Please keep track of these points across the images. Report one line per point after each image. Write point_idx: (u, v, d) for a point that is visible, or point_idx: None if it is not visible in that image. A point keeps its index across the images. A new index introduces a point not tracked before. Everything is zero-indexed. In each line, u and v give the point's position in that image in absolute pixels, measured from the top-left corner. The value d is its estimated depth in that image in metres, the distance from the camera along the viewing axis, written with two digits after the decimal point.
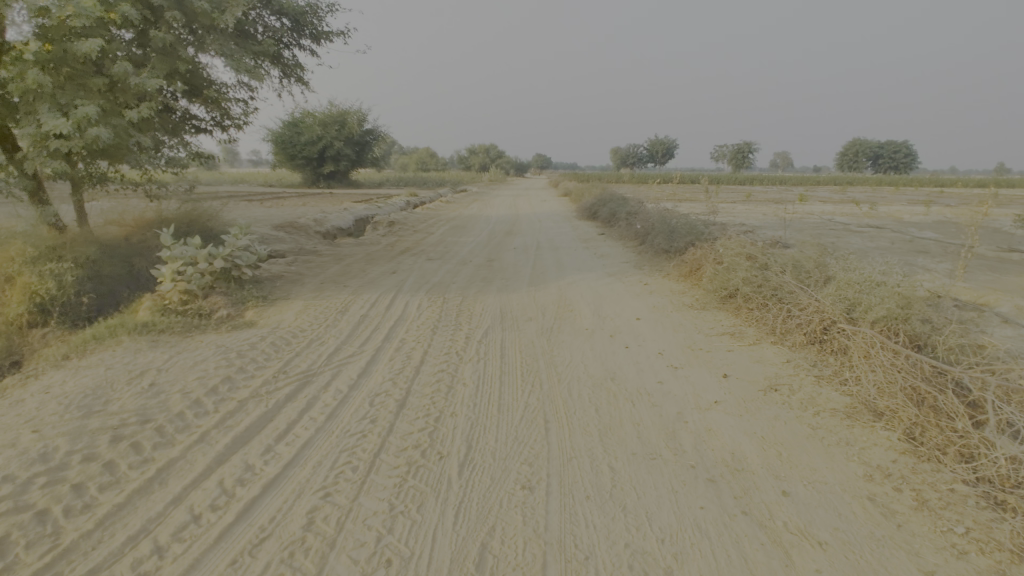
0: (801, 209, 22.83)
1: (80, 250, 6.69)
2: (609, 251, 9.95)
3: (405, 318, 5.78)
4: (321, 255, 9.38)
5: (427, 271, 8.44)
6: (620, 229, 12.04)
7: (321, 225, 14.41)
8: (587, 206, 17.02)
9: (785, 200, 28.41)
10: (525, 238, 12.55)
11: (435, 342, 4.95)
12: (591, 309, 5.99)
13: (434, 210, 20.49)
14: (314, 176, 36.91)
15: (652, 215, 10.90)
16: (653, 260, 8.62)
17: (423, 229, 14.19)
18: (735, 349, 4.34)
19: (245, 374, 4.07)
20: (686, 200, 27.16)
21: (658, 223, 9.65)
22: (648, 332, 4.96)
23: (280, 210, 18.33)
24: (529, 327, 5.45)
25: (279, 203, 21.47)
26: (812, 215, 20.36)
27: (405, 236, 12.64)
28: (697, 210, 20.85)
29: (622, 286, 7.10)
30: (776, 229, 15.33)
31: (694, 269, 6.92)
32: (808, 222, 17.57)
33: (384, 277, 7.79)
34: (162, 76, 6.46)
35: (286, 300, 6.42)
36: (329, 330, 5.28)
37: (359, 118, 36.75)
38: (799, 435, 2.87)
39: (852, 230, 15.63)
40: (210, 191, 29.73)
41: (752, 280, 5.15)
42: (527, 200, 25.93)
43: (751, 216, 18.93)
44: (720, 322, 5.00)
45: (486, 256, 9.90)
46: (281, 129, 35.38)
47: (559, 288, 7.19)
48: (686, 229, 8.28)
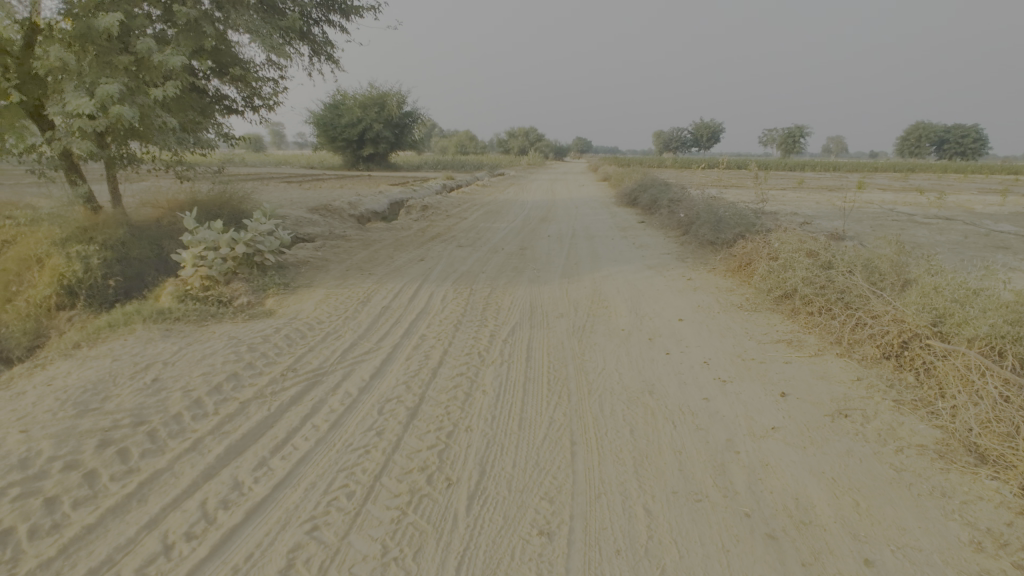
0: (859, 198, 21.39)
1: (110, 232, 6.64)
2: (649, 241, 9.37)
3: (428, 311, 5.45)
4: (350, 240, 9.18)
5: (456, 259, 8.10)
6: (661, 217, 11.39)
7: (355, 208, 14.28)
8: (626, 192, 16.33)
9: (840, 188, 26.75)
10: (561, 225, 12.06)
11: (456, 339, 4.60)
12: (628, 306, 5.51)
13: (469, 194, 20.16)
14: (353, 159, 37.14)
15: (696, 203, 10.22)
16: (696, 251, 8.03)
17: (457, 213, 13.87)
18: (793, 360, 3.82)
19: (253, 371, 3.83)
20: (732, 187, 25.91)
21: (703, 212, 9.01)
22: (692, 336, 4.47)
23: (317, 192, 18.37)
24: (559, 326, 5.04)
25: (318, 185, 21.57)
26: (870, 203, 18.99)
27: (438, 221, 12.35)
28: (744, 197, 19.78)
29: (663, 280, 6.58)
30: (831, 219, 14.30)
31: (743, 264, 6.33)
32: (867, 212, 16.36)
33: (412, 265, 7.50)
34: (187, 54, 6.26)
35: (309, 287, 6.21)
36: (348, 322, 5.01)
37: (398, 100, 36.62)
38: (880, 480, 2.40)
39: (917, 221, 14.44)
40: (253, 172, 30.24)
41: (813, 280, 4.59)
42: (565, 185, 25.28)
43: (803, 205, 17.80)
44: (775, 327, 4.46)
45: (519, 244, 9.48)
46: (322, 111, 35.62)
47: (594, 281, 6.72)
48: (734, 220, 7.65)
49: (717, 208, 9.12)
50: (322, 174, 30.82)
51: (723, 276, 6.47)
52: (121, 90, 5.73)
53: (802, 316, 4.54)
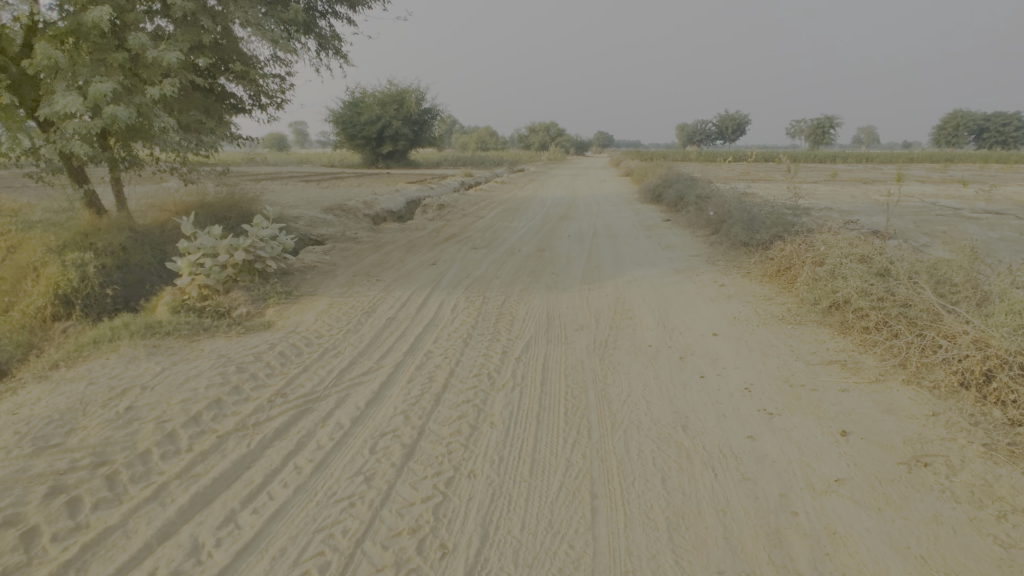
0: (896, 191, 20.36)
1: (111, 237, 6.41)
2: (675, 242, 8.81)
3: (436, 323, 5.05)
4: (362, 242, 8.85)
5: (470, 262, 7.70)
6: (688, 215, 10.80)
7: (370, 208, 13.99)
8: (650, 187, 15.69)
9: (875, 181, 25.55)
10: (581, 224, 11.55)
11: (465, 356, 4.19)
12: (655, 318, 5.03)
13: (488, 191, 19.77)
14: (373, 156, 37.06)
15: (727, 200, 9.62)
16: (728, 253, 7.46)
17: (473, 212, 13.46)
18: (850, 386, 3.32)
19: (239, 397, 3.47)
20: (761, 181, 24.97)
21: (734, 210, 8.42)
22: (729, 354, 3.98)
23: (334, 191, 18.16)
24: (579, 341, 4.59)
25: (336, 184, 21.42)
26: (911, 197, 17.97)
27: (454, 221, 11.96)
28: (774, 191, 18.95)
29: (693, 286, 6.06)
30: (869, 215, 13.50)
31: (782, 268, 5.79)
32: (908, 207, 15.44)
33: (423, 270, 7.11)
34: (184, 49, 5.96)
35: (313, 295, 5.87)
36: (348, 337, 4.64)
37: (417, 96, 36.38)
38: (985, 561, 1.92)
39: (964, 216, 13.51)
40: (274, 171, 30.39)
41: (868, 290, 4.06)
42: (586, 181, 24.69)
43: (838, 200, 16.93)
44: (824, 344, 3.95)
45: (537, 245, 9.03)
46: (341, 109, 35.59)
47: (617, 287, 6.23)
48: (771, 218, 7.05)
49: (749, 206, 8.53)
50: (342, 172, 30.78)
51: (759, 281, 5.93)
52: (114, 88, 5.45)
53: (855, 332, 4.02)
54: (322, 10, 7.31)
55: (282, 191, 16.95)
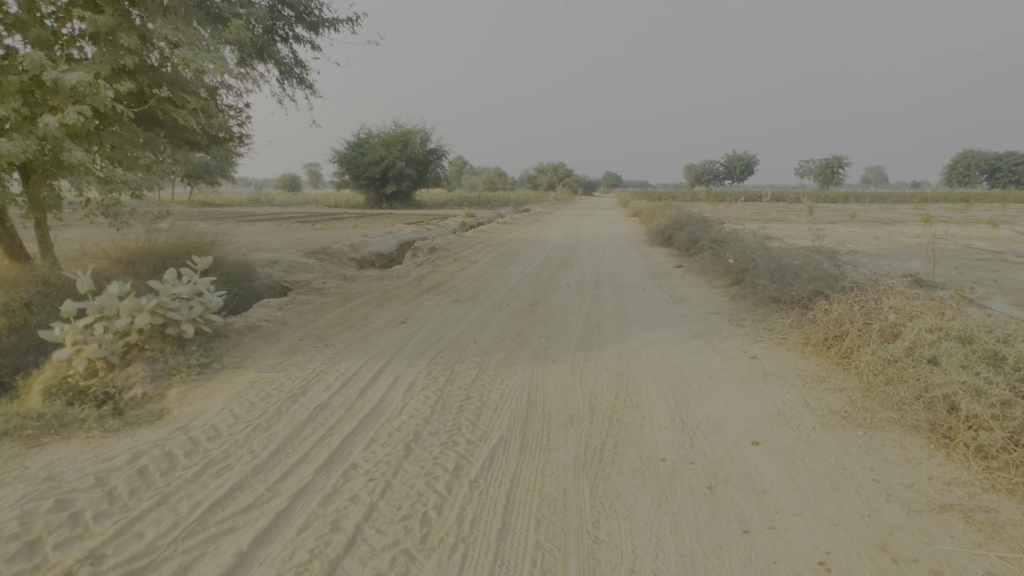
0: (921, 233, 19.17)
1: (12, 292, 5.34)
2: (691, 294, 7.60)
3: (378, 414, 3.84)
4: (329, 293, 7.76)
5: (447, 319, 6.54)
6: (703, 261, 9.63)
7: (356, 252, 13.25)
8: (659, 229, 14.60)
9: (896, 221, 24.39)
10: (583, 270, 10.44)
11: (399, 479, 2.97)
12: (670, 409, 3.78)
13: (487, 232, 18.85)
14: (376, 196, 36.77)
15: (748, 243, 8.45)
16: (756, 311, 6.24)
17: (466, 256, 12.42)
18: (993, 569, 2.09)
19: (26, 564, 2.24)
20: (775, 221, 23.90)
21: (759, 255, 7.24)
22: (780, 482, 2.74)
23: (325, 232, 17.34)
24: (565, 448, 3.35)
25: (330, 225, 20.66)
26: (941, 239, 16.72)
27: (443, 267, 10.90)
28: (791, 233, 17.82)
29: (716, 356, 4.82)
30: (902, 260, 12.26)
31: (831, 336, 4.55)
32: (941, 250, 14.18)
33: (386, 331, 5.96)
34: (101, 71, 5.01)
35: (238, 367, 4.71)
36: (252, 438, 3.44)
37: (422, 137, 36.29)
38: None
39: (1009, 261, 12.21)
40: (275, 213, 29.97)
41: (981, 390, 2.85)
42: (592, 222, 23.78)
43: (862, 242, 15.76)
44: (921, 470, 2.71)
45: (529, 297, 7.87)
46: (345, 149, 35.48)
47: (620, 356, 5.00)
48: (808, 268, 5.86)
49: (776, 252, 7.36)
50: (343, 213, 30.30)
51: (802, 352, 4.68)
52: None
53: (965, 451, 2.79)
54: (281, 31, 6.49)
55: (269, 235, 16.12)
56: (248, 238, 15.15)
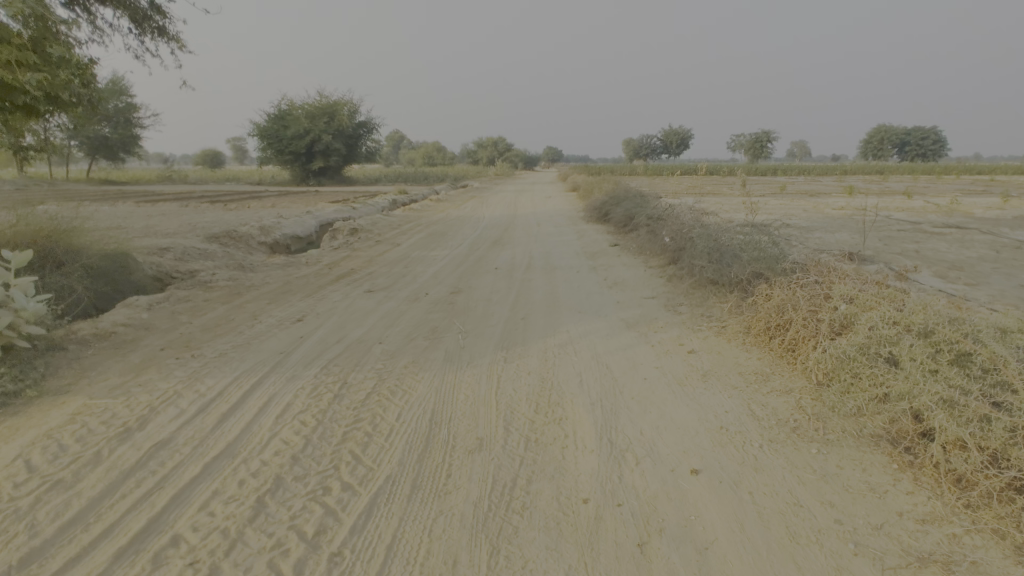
0: (844, 204, 19.79)
1: None
2: (627, 276, 7.10)
3: (234, 452, 3.00)
4: (217, 286, 6.68)
5: (353, 316, 5.69)
6: (639, 240, 9.18)
7: (267, 235, 12.10)
8: (596, 205, 14.14)
9: (822, 194, 25.28)
10: (515, 251, 9.78)
11: (232, 559, 2.18)
12: (597, 426, 3.18)
13: (419, 211, 17.85)
14: (303, 173, 34.57)
15: (685, 219, 8.02)
16: (693, 295, 5.77)
17: (391, 237, 11.47)
18: None
19: None
20: (710, 195, 24.20)
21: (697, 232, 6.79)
22: (726, 531, 2.18)
23: (237, 213, 15.78)
24: (467, 489, 2.66)
25: (245, 206, 18.95)
26: (864, 211, 17.26)
27: (362, 251, 9.93)
28: (725, 207, 17.92)
29: (651, 352, 4.28)
30: (830, 232, 12.38)
31: (775, 326, 4.11)
32: (865, 222, 14.56)
33: (275, 333, 5.03)
34: None
35: (63, 393, 3.70)
36: (40, 504, 2.53)
37: (350, 109, 34.28)
38: None
39: (928, 231, 12.60)
40: (188, 193, 27.52)
41: (954, 402, 2.40)
42: (529, 198, 23.15)
43: (792, 215, 16.00)
44: (890, 504, 2.23)
45: (453, 285, 7.12)
46: (266, 123, 32.97)
47: (546, 356, 4.36)
48: (750, 248, 5.43)
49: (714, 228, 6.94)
50: (265, 192, 28.22)
51: (743, 345, 4.21)
52: None
53: (938, 476, 2.33)
54: None
55: (170, 220, 14.45)
56: (143, 223, 13.48)
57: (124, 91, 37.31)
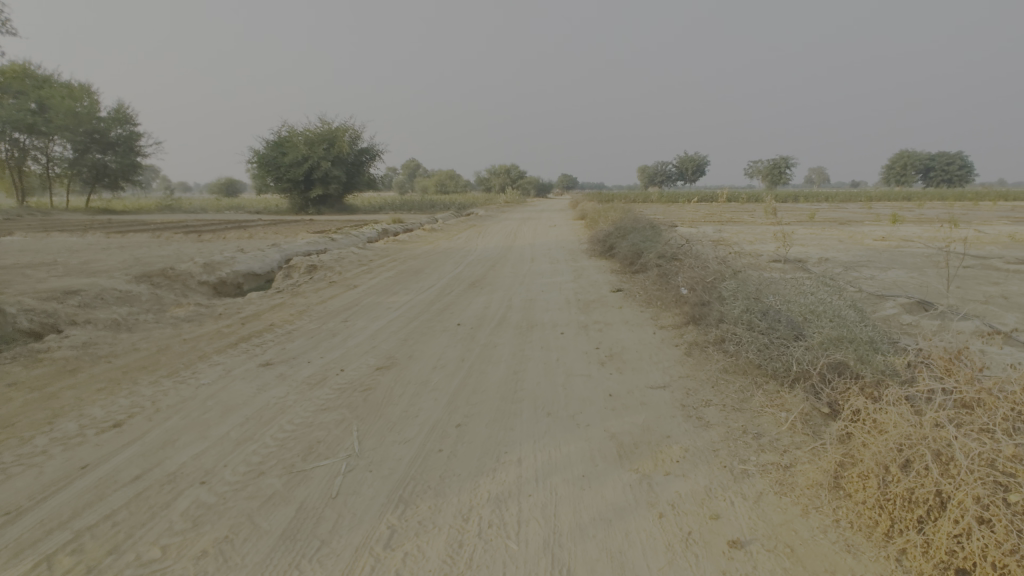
0: (882, 234, 17.65)
1: None
2: (629, 342, 5.11)
3: None
4: (55, 355, 4.84)
5: (206, 418, 3.77)
6: (647, 285, 7.23)
7: (211, 273, 10.44)
8: (599, 237, 12.25)
9: (853, 222, 23.24)
10: (491, 298, 7.91)
11: None
12: None
13: (406, 242, 16.18)
14: (302, 201, 33.58)
15: (707, 259, 6.06)
16: (727, 384, 3.77)
17: (352, 277, 9.67)
18: None
19: None
20: (730, 224, 22.28)
21: (728, 283, 4.83)
22: None
23: (201, 247, 14.25)
24: None
25: (219, 237, 17.42)
26: (908, 242, 15.15)
27: (305, 296, 8.13)
28: (747, 239, 15.96)
29: (658, 535, 2.29)
30: (879, 273, 10.32)
31: (902, 502, 2.14)
32: (914, 258, 12.50)
33: (48, 459, 3.13)
34: None
35: None
36: None
37: (351, 136, 33.40)
38: None
39: (1000, 269, 10.45)
40: (179, 222, 26.39)
41: None
42: (532, 227, 21.42)
43: (827, 247, 13.95)
44: None
45: (385, 356, 5.18)
46: (264, 149, 32.06)
47: (463, 539, 2.38)
48: (820, 319, 3.46)
49: (752, 276, 4.97)
50: (257, 221, 26.96)
51: (837, 533, 2.23)
52: None
53: None
54: None
55: (119, 254, 12.90)
56: (81, 259, 11.87)
57: (128, 119, 36.93)
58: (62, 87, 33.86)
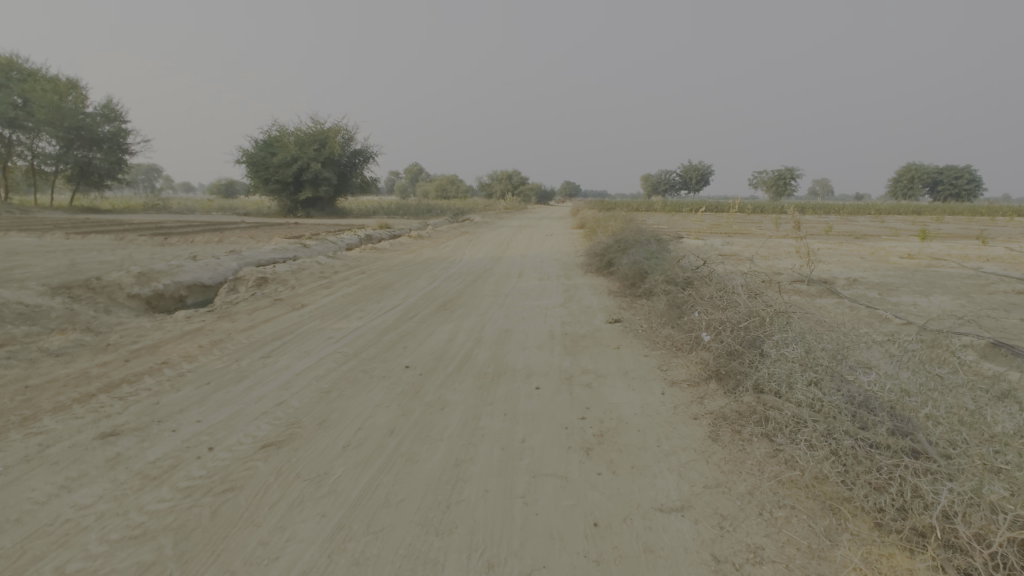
0: (906, 251, 16.24)
1: None
2: (627, 409, 3.64)
3: None
4: None
5: None
6: (653, 316, 5.79)
7: (146, 283, 9.00)
8: (597, 249, 10.80)
9: (871, 237, 21.81)
10: (461, 325, 6.46)
11: None
12: None
13: (386, 250, 14.78)
14: (291, 203, 32.30)
15: (733, 288, 4.61)
16: (787, 517, 2.31)
17: (306, 294, 8.25)
18: None
19: None
20: (738, 236, 20.89)
21: (780, 339, 3.40)
22: None
23: (156, 252, 12.84)
24: None
25: (186, 241, 16.00)
26: (938, 262, 13.71)
27: (236, 318, 6.68)
28: (759, 254, 14.55)
29: None
30: (921, 301, 8.89)
31: None
32: (953, 281, 11.05)
33: None
34: None
35: None
36: None
37: (343, 137, 32.18)
38: None
39: None
40: (157, 222, 24.99)
41: None
42: (527, 236, 20.04)
43: (850, 266, 12.53)
44: None
45: (288, 421, 3.72)
46: (253, 149, 30.77)
47: None
48: (980, 446, 2.09)
49: (811, 328, 3.52)
50: (239, 222, 25.53)
51: None
52: None
53: None
54: None
55: (57, 259, 11.45)
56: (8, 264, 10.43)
57: (116, 116, 35.73)
58: (47, 81, 32.65)
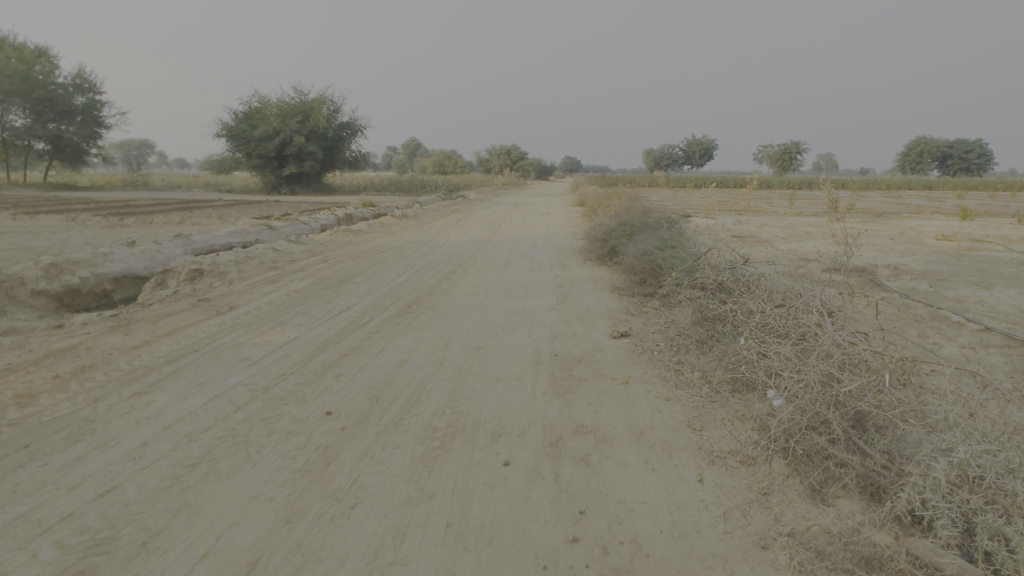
0: (939, 231, 14.70)
1: None
2: (649, 521, 2.25)
3: None
4: None
5: None
6: (672, 331, 4.35)
7: (58, 276, 7.51)
8: (598, 233, 9.29)
9: (892, 214, 20.21)
10: (423, 337, 5.02)
11: None
12: None
13: (364, 232, 13.27)
14: (275, 180, 30.55)
15: (801, 306, 3.15)
16: None
17: (245, 291, 6.80)
18: None
19: None
20: (750, 214, 19.30)
21: (969, 454, 1.99)
22: None
23: (96, 235, 11.29)
24: None
25: (142, 221, 14.43)
26: (981, 245, 12.19)
27: (138, 327, 5.24)
28: (778, 236, 13.03)
29: None
30: (984, 296, 7.44)
31: None
32: (1010, 269, 9.55)
33: None
34: None
35: None
36: None
37: (329, 109, 30.26)
38: None
39: None
40: (126, 200, 23.31)
41: None
42: (522, 215, 18.47)
43: (885, 251, 11.02)
44: None
45: (92, 539, 2.29)
46: (232, 121, 28.87)
47: None
48: None
49: (1001, 434, 2.15)
50: (215, 200, 23.91)
51: None
52: None
53: None
54: None
55: None
56: None
57: (89, 86, 33.67)
58: (12, 49, 30.56)
